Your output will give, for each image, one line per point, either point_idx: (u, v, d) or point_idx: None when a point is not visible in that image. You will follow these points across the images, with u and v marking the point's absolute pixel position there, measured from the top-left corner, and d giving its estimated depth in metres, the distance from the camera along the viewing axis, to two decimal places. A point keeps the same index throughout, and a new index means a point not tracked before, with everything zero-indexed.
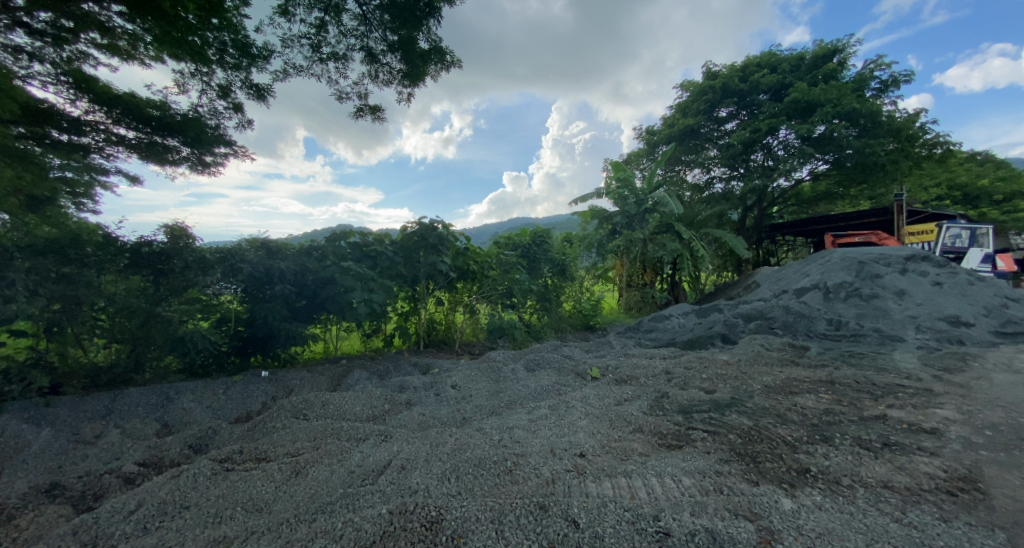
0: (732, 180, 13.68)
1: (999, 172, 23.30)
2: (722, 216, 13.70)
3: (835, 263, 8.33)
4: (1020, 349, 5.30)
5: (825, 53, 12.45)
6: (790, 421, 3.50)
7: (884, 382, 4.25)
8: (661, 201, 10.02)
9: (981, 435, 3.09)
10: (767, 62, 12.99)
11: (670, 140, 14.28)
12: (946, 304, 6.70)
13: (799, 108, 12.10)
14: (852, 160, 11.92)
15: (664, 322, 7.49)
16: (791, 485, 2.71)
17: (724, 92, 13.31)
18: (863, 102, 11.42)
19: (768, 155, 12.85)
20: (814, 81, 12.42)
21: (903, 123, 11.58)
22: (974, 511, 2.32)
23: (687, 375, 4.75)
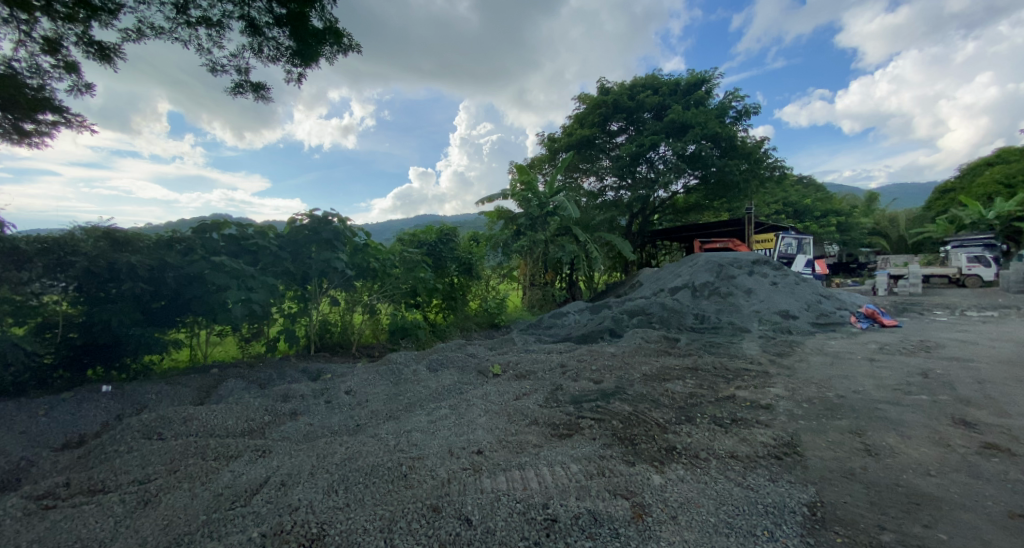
0: (621, 189, 14.93)
1: (817, 194, 28.98)
2: (614, 222, 14.95)
3: (701, 264, 9.58)
4: (828, 336, 6.65)
5: (696, 81, 14.21)
6: (662, 405, 3.93)
7: (734, 366, 5.01)
8: (561, 205, 10.55)
9: (800, 407, 3.80)
10: (650, 83, 14.36)
11: (569, 148, 15.16)
12: (780, 300, 8.13)
13: (675, 128, 13.63)
14: (715, 176, 13.85)
15: (563, 319, 7.93)
16: (660, 462, 3.03)
17: (615, 107, 14.54)
18: (724, 127, 13.17)
19: (651, 168, 14.33)
20: (687, 105, 14.09)
21: (753, 147, 13.75)
22: (793, 470, 2.84)
23: (579, 367, 5.07)
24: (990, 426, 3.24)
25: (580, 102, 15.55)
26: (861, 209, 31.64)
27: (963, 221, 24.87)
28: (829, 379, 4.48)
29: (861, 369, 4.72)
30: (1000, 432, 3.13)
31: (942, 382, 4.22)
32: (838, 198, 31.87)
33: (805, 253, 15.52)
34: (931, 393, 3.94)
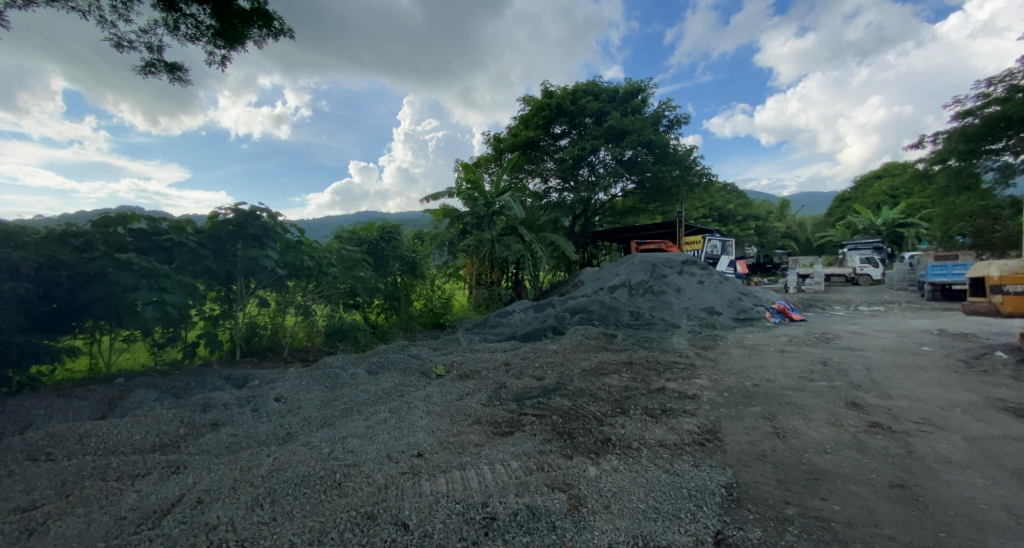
0: (564, 191, 15.32)
1: (739, 201, 31.60)
2: (558, 222, 15.33)
3: (636, 264, 10.07)
4: (747, 331, 7.27)
5: (633, 90, 14.85)
6: (599, 399, 4.09)
7: (665, 360, 5.32)
8: (507, 205, 10.62)
9: (721, 396, 4.11)
10: (591, 89, 14.87)
11: (514, 148, 15.34)
12: (707, 297, 8.77)
13: (614, 134, 14.22)
14: (650, 181, 14.60)
15: (507, 318, 7.99)
16: (596, 454, 3.15)
17: (558, 111, 14.90)
18: (658, 135, 13.94)
19: (592, 172, 14.79)
20: (625, 112, 14.68)
21: (683, 155, 14.63)
22: (714, 454, 3.07)
23: (522, 365, 5.15)
24: (874, 406, 3.72)
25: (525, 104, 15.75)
26: (776, 215, 34.93)
27: (857, 227, 28.28)
28: (746, 369, 4.89)
29: (774, 360, 5.20)
30: (881, 412, 3.60)
31: (837, 369, 4.77)
32: (757, 205, 34.93)
33: (728, 254, 17.10)
34: (829, 379, 4.44)
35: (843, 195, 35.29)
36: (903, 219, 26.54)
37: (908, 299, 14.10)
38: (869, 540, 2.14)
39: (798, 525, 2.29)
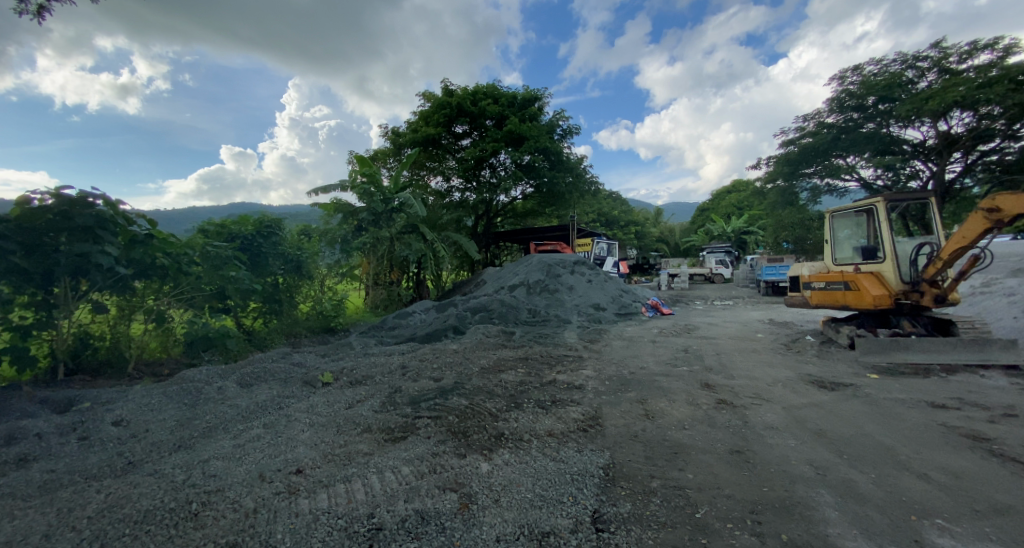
0: (466, 190, 15.40)
1: (623, 207, 34.89)
2: (460, 222, 15.33)
3: (534, 264, 10.49)
4: (628, 324, 8.06)
5: (531, 97, 15.43)
6: (495, 396, 4.17)
7: (557, 354, 5.65)
8: (406, 202, 10.29)
9: (604, 385, 4.48)
10: (491, 92, 15.10)
11: (414, 144, 15.01)
12: (595, 295, 9.51)
13: (513, 138, 14.65)
14: (546, 187, 15.35)
15: (407, 319, 7.76)
16: (489, 450, 3.20)
17: (459, 110, 14.89)
18: (553, 143, 14.71)
19: (493, 173, 15.28)
20: (523, 118, 15.18)
21: (576, 163, 15.69)
22: (595, 439, 3.34)
23: (420, 366, 5.04)
24: (722, 386, 4.37)
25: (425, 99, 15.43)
26: (654, 221, 39.32)
27: (713, 234, 33.07)
28: (625, 359, 5.42)
29: (648, 350, 5.84)
30: (728, 390, 4.25)
31: (696, 355, 5.53)
32: (638, 211, 38.94)
33: (613, 255, 18.73)
34: (691, 364, 5.12)
35: (706, 206, 41.09)
36: (746, 228, 31.85)
37: (750, 294, 16.94)
38: (714, 500, 2.50)
39: (660, 495, 2.58)
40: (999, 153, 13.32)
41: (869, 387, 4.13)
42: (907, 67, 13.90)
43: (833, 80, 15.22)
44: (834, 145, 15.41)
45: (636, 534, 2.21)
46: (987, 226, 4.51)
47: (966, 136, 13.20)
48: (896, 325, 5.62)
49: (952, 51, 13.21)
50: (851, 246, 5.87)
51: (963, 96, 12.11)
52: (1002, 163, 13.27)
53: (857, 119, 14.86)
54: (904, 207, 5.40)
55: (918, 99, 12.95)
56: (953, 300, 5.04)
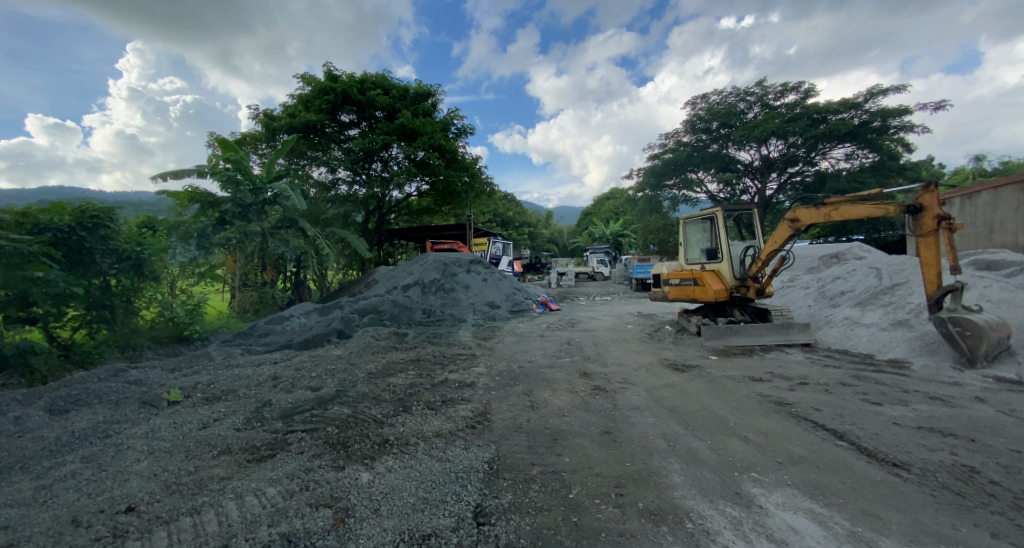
0: (355, 184, 14.48)
1: (516, 208, 36.19)
2: (349, 217, 14.36)
3: (429, 263, 10.29)
4: (519, 321, 8.38)
5: (424, 92, 15.03)
6: (382, 401, 3.99)
7: (449, 353, 5.63)
8: (282, 194, 9.37)
9: (494, 380, 4.58)
10: (380, 82, 14.45)
11: (291, 130, 13.70)
12: (488, 293, 9.70)
13: (405, 132, 14.20)
14: (442, 184, 15.16)
15: (283, 325, 7.01)
16: (372, 459, 2.99)
17: (345, 98, 14.01)
18: (448, 140, 14.58)
19: (385, 167, 14.74)
20: (416, 112, 14.74)
21: (472, 162, 15.79)
22: (481, 434, 3.39)
23: (295, 376, 4.60)
24: (598, 373, 4.78)
25: (304, 82, 14.16)
26: (545, 222, 41.48)
27: (596, 236, 35.78)
28: (515, 354, 5.61)
29: (536, 344, 6.13)
30: (603, 377, 4.66)
31: (577, 347, 5.96)
32: (531, 213, 40.71)
33: (507, 255, 19.94)
34: (573, 355, 5.51)
35: (591, 210, 44.64)
36: (623, 230, 35.33)
37: (628, 290, 18.85)
38: (586, 480, 2.71)
39: (539, 481, 2.71)
40: (801, 175, 16.70)
41: (711, 367, 4.89)
42: (740, 99, 16.77)
43: (688, 105, 17.70)
44: (688, 161, 17.88)
45: (515, 523, 2.28)
46: (790, 232, 5.65)
47: (780, 160, 16.41)
48: (730, 314, 6.71)
49: (770, 89, 16.30)
50: (698, 248, 6.83)
51: (778, 127, 15.13)
52: (802, 183, 16.75)
53: (706, 140, 17.51)
54: (737, 215, 6.44)
55: (748, 126, 15.80)
56: (767, 293, 6.19)
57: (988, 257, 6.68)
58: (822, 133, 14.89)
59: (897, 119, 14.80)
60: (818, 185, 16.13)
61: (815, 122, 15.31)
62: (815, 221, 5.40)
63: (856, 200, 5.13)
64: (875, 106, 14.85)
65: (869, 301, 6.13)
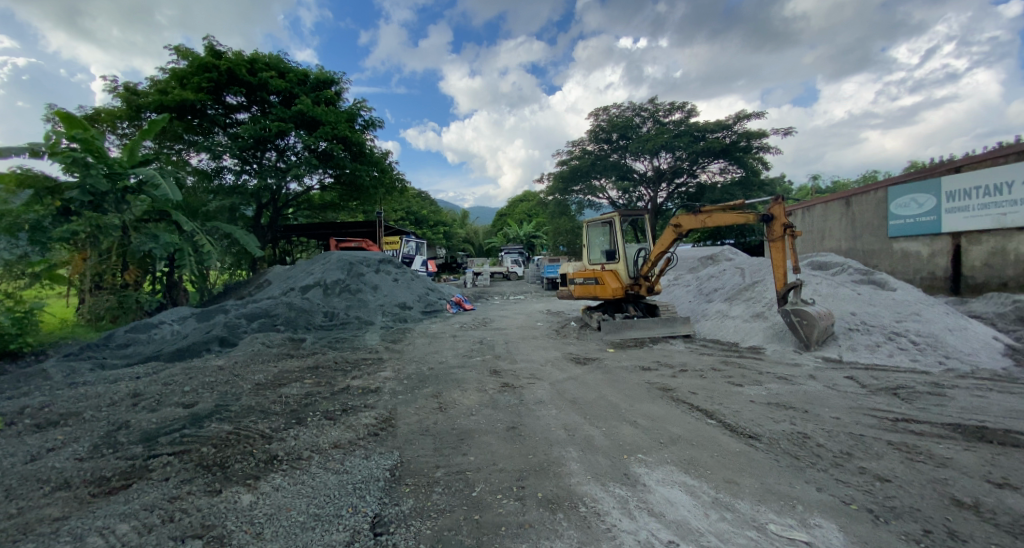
0: (243, 174, 13.13)
1: (429, 207, 35.58)
2: (236, 211, 12.93)
3: (333, 262, 9.64)
4: (432, 322, 8.22)
5: (326, 79, 14.02)
6: (271, 414, 3.64)
7: (353, 358, 5.33)
8: (149, 181, 8.08)
9: (401, 384, 4.44)
10: (274, 64, 13.21)
11: (161, 108, 12.00)
12: (399, 294, 9.39)
13: (304, 120, 13.15)
14: (347, 177, 14.18)
15: (150, 333, 6.07)
16: (255, 478, 2.68)
17: (230, 77, 12.59)
18: (354, 132, 13.76)
19: (281, 157, 13.49)
20: (317, 99, 13.70)
21: (382, 157, 15.08)
22: (384, 441, 3.25)
23: (163, 393, 4.01)
24: (507, 371, 4.88)
25: (179, 56, 12.43)
26: (461, 222, 41.31)
27: (510, 237, 36.52)
28: (425, 355, 5.49)
29: (447, 345, 6.07)
30: (511, 373, 4.77)
31: (488, 346, 6.03)
32: (446, 212, 40.26)
33: (421, 254, 19.49)
34: (482, 354, 5.56)
35: (505, 211, 45.54)
36: (535, 231, 36.54)
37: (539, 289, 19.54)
38: (489, 477, 2.73)
39: (442, 484, 2.66)
40: (686, 185, 18.80)
41: (607, 359, 5.27)
42: (636, 114, 18.37)
43: (592, 115, 18.93)
44: (592, 168, 19.09)
45: (415, 528, 2.20)
46: (674, 236, 6.29)
47: (669, 171, 18.24)
48: (626, 310, 7.29)
49: (661, 107, 18.10)
50: (600, 250, 7.27)
51: (666, 142, 16.82)
52: (687, 193, 18.84)
53: (607, 149, 18.86)
54: (633, 219, 6.96)
55: (643, 139, 17.33)
56: (656, 290, 6.86)
57: (821, 258, 8.12)
58: (702, 149, 16.89)
59: (759, 141, 17.32)
60: (699, 195, 18.27)
61: (696, 139, 17.32)
62: (693, 226, 6.10)
63: (725, 208, 5.90)
64: (742, 128, 17.24)
65: (735, 297, 7.09)
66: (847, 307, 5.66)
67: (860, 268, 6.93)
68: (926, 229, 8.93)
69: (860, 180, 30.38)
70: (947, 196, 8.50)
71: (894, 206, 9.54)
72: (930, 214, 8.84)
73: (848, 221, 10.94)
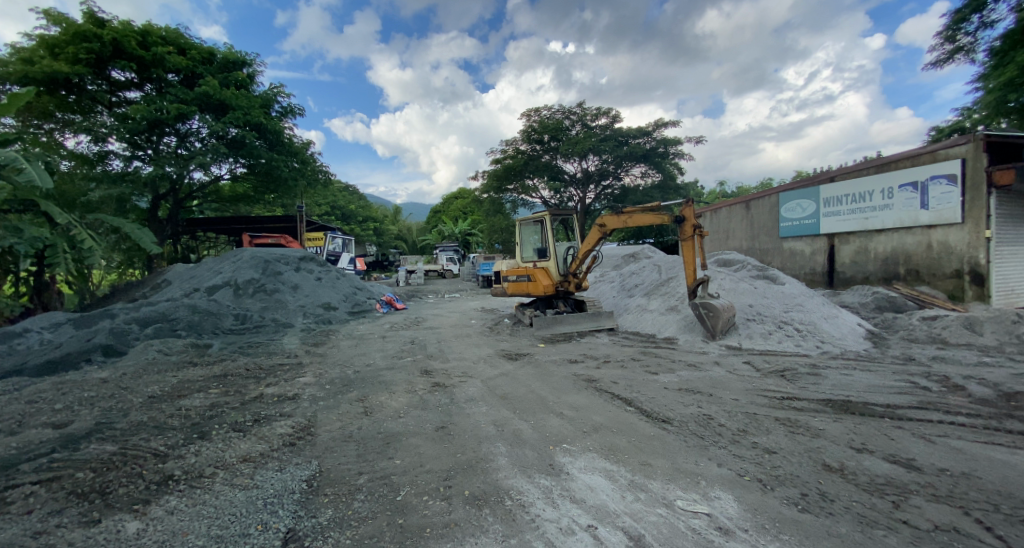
0: (133, 160, 11.77)
1: (357, 204, 34.01)
2: (126, 202, 11.46)
3: (245, 260, 8.85)
4: (359, 323, 7.87)
5: (236, 60, 12.81)
6: (167, 430, 3.27)
7: (267, 364, 4.94)
8: (11, 164, 6.72)
9: (322, 390, 4.20)
10: (172, 39, 11.84)
11: (26, 80, 10.28)
12: (323, 294, 8.87)
13: (209, 104, 11.91)
14: (262, 168, 13.01)
15: (11, 343, 5.18)
16: (145, 502, 2.38)
17: (116, 50, 11.10)
18: (270, 119, 12.69)
19: (181, 143, 12.14)
20: (225, 82, 12.48)
21: (302, 147, 14.01)
22: (301, 450, 3.06)
23: (26, 412, 3.44)
24: (437, 370, 4.81)
25: (49, 20, 10.67)
26: (393, 219, 39.98)
27: (444, 235, 36.01)
28: (349, 359, 5.24)
29: (375, 346, 5.84)
30: (443, 373, 4.71)
31: (419, 346, 5.91)
32: (376, 208, 38.65)
33: (349, 252, 18.58)
34: (412, 354, 5.43)
35: (440, 208, 44.90)
36: (470, 229, 36.43)
37: (474, 287, 19.52)
38: (415, 479, 2.68)
39: (365, 491, 2.55)
40: (612, 187, 19.78)
41: (537, 354, 5.40)
42: (566, 116, 18.96)
43: (524, 116, 19.23)
44: (525, 168, 19.42)
45: (333, 539, 2.07)
46: (600, 235, 6.59)
47: (597, 173, 19.10)
48: (556, 305, 7.51)
49: (588, 111, 18.83)
50: (532, 248, 7.42)
51: (593, 145, 17.58)
52: (612, 194, 19.84)
53: (539, 150, 19.33)
54: (563, 218, 7.19)
55: (573, 142, 17.94)
56: (584, 286, 7.14)
57: (726, 256, 8.97)
58: (626, 153, 17.88)
59: (675, 147, 18.69)
60: (623, 197, 19.36)
61: (621, 143, 18.29)
62: (616, 226, 6.44)
63: (644, 210, 6.30)
64: (661, 135, 18.49)
65: (653, 292, 7.61)
66: (745, 300, 6.32)
67: (756, 265, 7.76)
68: (810, 230, 10.23)
69: (759, 187, 34.08)
70: (825, 202, 9.84)
71: (786, 210, 10.81)
72: (813, 217, 10.14)
73: (749, 223, 12.21)
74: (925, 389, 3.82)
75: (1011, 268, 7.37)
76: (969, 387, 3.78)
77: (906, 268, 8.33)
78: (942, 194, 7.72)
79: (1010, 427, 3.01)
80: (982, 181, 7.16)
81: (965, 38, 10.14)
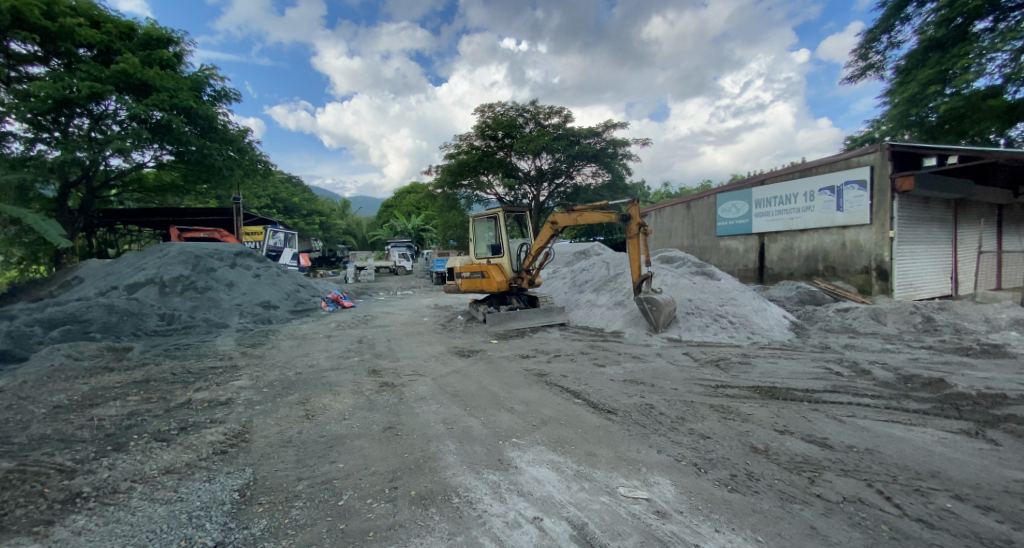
0: (37, 144, 10.52)
1: (302, 197, 32.34)
2: (29, 190, 10.21)
3: (171, 255, 8.15)
4: (303, 322, 7.50)
5: (160, 36, 11.74)
6: (75, 443, 2.95)
7: (197, 368, 4.58)
8: None
9: (259, 393, 3.98)
10: (84, 10, 10.66)
11: None
12: (261, 292, 8.36)
13: (130, 84, 10.85)
14: (192, 156, 12.00)
15: None
16: (47, 524, 2.14)
17: (14, 18, 9.83)
18: (201, 104, 11.73)
19: (95, 126, 10.99)
20: (148, 61, 11.42)
21: (236, 135, 12.98)
22: (234, 458, 2.87)
23: None
24: (385, 370, 4.68)
25: None
26: (342, 213, 38.43)
27: (397, 231, 35.15)
28: (290, 360, 4.98)
29: (319, 346, 5.61)
30: (390, 372, 4.59)
31: (367, 345, 5.73)
32: (323, 202, 36.93)
33: (292, 247, 17.69)
34: (359, 354, 5.26)
35: (391, 203, 43.74)
36: (423, 225, 35.79)
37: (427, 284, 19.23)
38: (359, 482, 2.60)
39: (305, 497, 2.44)
40: (565, 185, 20.16)
41: (489, 350, 5.41)
42: (519, 114, 19.06)
43: (478, 111, 19.11)
44: (479, 164, 19.33)
45: None
46: (552, 232, 6.70)
47: (550, 171, 19.38)
48: (510, 302, 7.55)
49: (541, 110, 19.03)
50: (486, 244, 7.41)
51: (546, 144, 17.78)
52: (565, 193, 20.23)
53: (494, 147, 19.34)
54: (517, 215, 7.23)
55: (527, 139, 18.04)
56: (536, 282, 7.23)
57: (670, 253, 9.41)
58: (577, 152, 18.27)
59: (624, 148, 19.34)
60: (575, 195, 19.80)
61: (572, 142, 18.65)
62: (567, 223, 6.57)
63: (593, 208, 6.47)
64: (611, 136, 19.05)
65: (602, 288, 7.85)
66: (685, 295, 6.68)
67: (696, 262, 8.22)
68: (745, 229, 10.96)
69: (700, 189, 36.09)
70: (758, 203, 10.57)
71: (723, 210, 11.50)
72: (748, 217, 10.87)
73: (690, 222, 12.87)
74: (838, 374, 4.22)
75: (911, 264, 8.31)
76: (874, 371, 4.23)
77: (825, 265, 9.16)
78: (855, 197, 8.54)
79: (906, 406, 3.40)
80: (888, 187, 7.99)
81: (875, 56, 11.25)
